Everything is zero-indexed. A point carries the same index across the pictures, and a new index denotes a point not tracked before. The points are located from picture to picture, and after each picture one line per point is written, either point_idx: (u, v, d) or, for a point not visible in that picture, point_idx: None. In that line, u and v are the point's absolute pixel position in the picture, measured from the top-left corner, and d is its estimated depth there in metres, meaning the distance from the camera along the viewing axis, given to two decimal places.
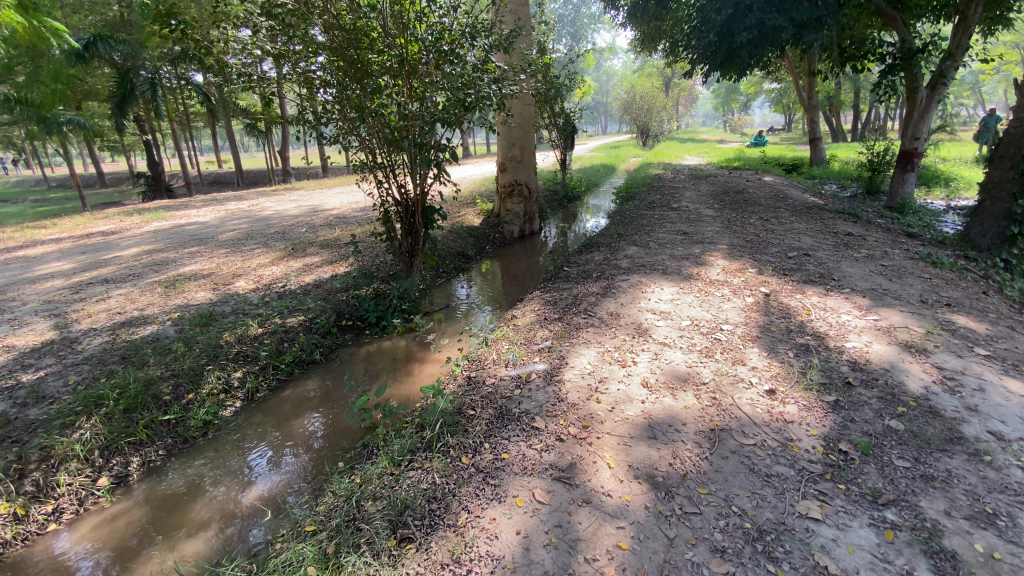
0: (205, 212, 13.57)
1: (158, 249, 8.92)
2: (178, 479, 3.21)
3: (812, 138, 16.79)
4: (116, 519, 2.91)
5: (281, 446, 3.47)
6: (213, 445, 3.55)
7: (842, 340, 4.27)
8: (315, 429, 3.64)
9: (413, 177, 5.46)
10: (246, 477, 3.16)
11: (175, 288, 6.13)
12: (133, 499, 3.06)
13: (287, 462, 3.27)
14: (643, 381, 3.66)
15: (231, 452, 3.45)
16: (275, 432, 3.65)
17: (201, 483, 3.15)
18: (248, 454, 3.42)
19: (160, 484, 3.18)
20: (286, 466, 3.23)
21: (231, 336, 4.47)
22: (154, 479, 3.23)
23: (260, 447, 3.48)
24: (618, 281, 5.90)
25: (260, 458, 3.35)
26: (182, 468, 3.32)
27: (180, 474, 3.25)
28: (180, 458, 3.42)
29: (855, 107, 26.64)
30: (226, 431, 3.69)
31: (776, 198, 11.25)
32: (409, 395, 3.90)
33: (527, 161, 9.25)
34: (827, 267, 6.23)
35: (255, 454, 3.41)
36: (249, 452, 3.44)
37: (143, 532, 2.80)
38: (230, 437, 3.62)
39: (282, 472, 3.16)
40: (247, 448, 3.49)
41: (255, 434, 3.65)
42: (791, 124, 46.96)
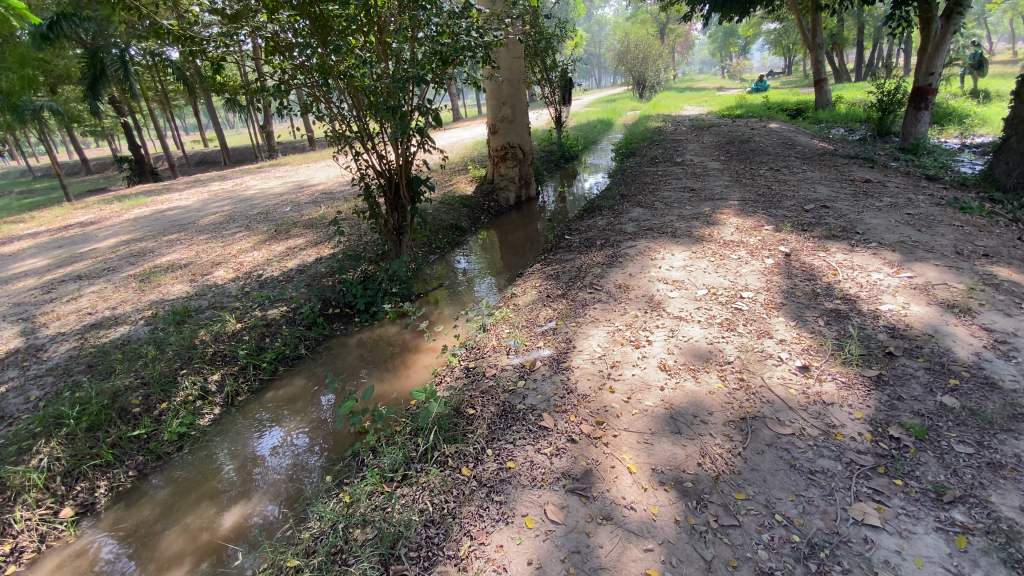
0: (188, 195, 12.98)
1: (136, 238, 8.48)
2: (194, 464, 3.20)
3: (816, 80, 15.87)
4: (136, 506, 2.92)
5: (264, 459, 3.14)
6: (215, 434, 3.46)
7: (874, 303, 3.87)
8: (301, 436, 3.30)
9: (394, 146, 4.96)
10: (255, 465, 3.10)
11: (150, 282, 5.72)
12: (151, 485, 3.06)
13: (296, 448, 3.18)
14: (661, 363, 3.29)
15: (232, 445, 3.33)
16: (256, 442, 3.32)
17: (217, 468, 3.14)
18: (253, 441, 3.34)
19: (176, 469, 3.17)
20: (295, 452, 3.15)
21: (206, 335, 4.11)
22: (168, 465, 3.22)
23: (268, 431, 3.42)
24: (624, 248, 5.46)
25: (270, 443, 3.29)
26: (194, 453, 3.29)
27: (194, 459, 3.24)
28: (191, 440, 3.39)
29: (859, 44, 25.39)
30: (203, 444, 3.37)
31: (784, 146, 10.65)
32: (401, 395, 3.54)
33: (519, 121, 8.64)
34: (848, 219, 5.76)
35: (267, 436, 3.37)
36: (254, 439, 3.36)
37: (160, 519, 2.79)
38: (232, 426, 3.52)
39: (288, 463, 3.06)
40: (252, 435, 3.40)
41: (252, 426, 3.49)
42: (791, 67, 45.10)
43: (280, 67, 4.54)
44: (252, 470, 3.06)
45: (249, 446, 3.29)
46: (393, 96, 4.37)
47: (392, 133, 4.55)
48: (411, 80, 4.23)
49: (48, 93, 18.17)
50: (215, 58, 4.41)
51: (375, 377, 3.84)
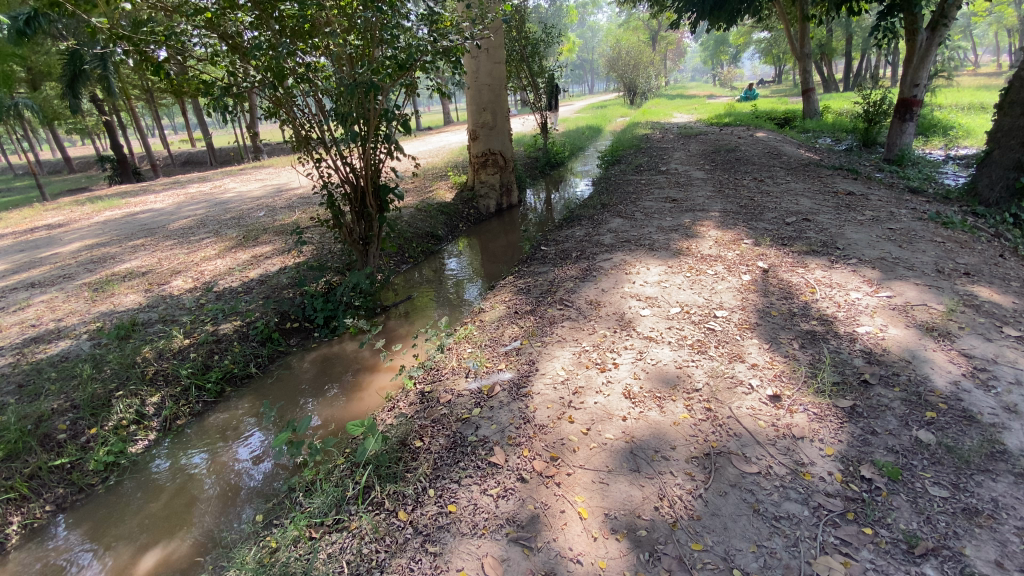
0: (164, 197, 12.62)
1: (101, 243, 8.15)
2: (173, 468, 3.17)
3: (803, 89, 15.87)
4: (112, 506, 2.91)
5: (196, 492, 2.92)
6: (192, 441, 3.42)
7: (851, 324, 3.71)
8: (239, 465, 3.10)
9: (360, 153, 4.72)
10: (225, 474, 3.04)
11: (104, 292, 5.45)
12: (129, 486, 3.06)
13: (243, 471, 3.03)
14: (625, 390, 3.08)
15: (203, 454, 3.26)
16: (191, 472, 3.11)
17: (194, 472, 3.11)
18: (226, 450, 3.27)
19: (155, 472, 3.16)
20: (255, 468, 3.04)
21: (149, 352, 3.86)
22: (147, 468, 3.20)
23: (245, 438, 3.36)
24: (599, 262, 5.28)
25: (247, 451, 3.24)
26: (173, 457, 3.27)
27: (173, 463, 3.21)
28: (171, 446, 3.37)
29: (847, 55, 25.55)
30: (134, 474, 3.15)
31: (769, 155, 10.57)
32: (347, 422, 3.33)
33: (500, 127, 8.45)
34: (829, 233, 5.63)
35: (246, 442, 3.33)
36: (228, 448, 3.29)
37: (133, 523, 2.77)
38: (201, 436, 3.44)
39: (252, 476, 2.97)
40: (227, 443, 3.34)
41: (221, 437, 3.41)
42: (781, 76, 45.46)
43: (229, 69, 4.20)
44: (223, 478, 3.00)
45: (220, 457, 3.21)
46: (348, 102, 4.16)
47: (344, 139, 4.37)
48: (363, 85, 3.99)
49: (27, 90, 17.72)
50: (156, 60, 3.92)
51: (325, 402, 3.63)
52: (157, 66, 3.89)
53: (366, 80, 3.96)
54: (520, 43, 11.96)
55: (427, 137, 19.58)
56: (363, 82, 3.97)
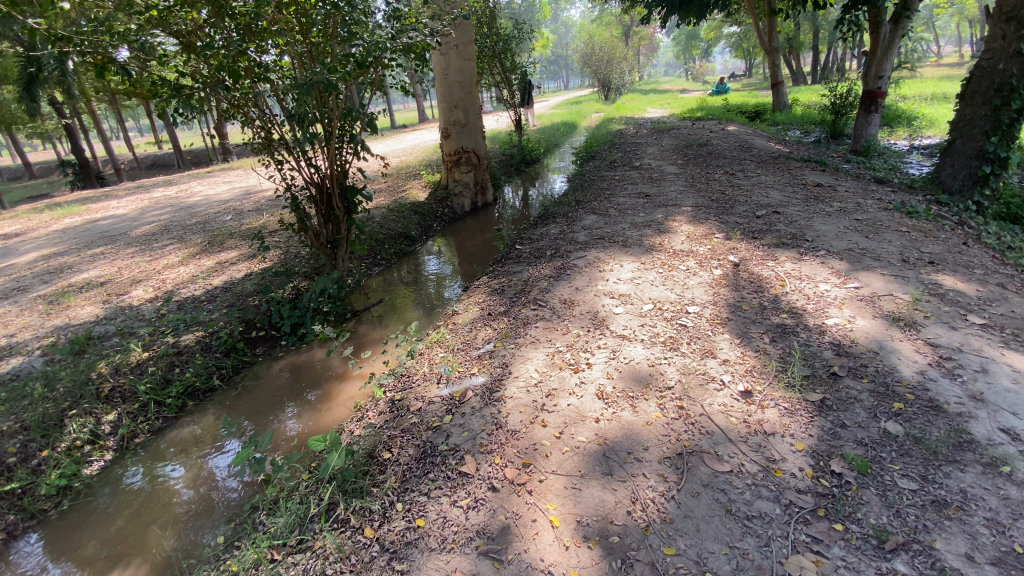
0: (127, 202, 12.17)
1: (57, 252, 7.80)
2: (149, 479, 3.10)
3: (772, 83, 16.12)
4: (86, 520, 2.84)
5: (155, 515, 2.79)
6: (151, 461, 3.26)
7: (821, 317, 3.74)
8: (200, 485, 2.96)
9: (324, 153, 4.59)
10: (187, 495, 2.90)
11: (59, 304, 5.20)
12: (103, 499, 2.98)
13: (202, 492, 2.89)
14: (598, 390, 3.04)
15: (178, 465, 3.19)
16: (151, 494, 2.97)
17: (171, 482, 3.04)
18: (200, 461, 3.20)
19: (131, 484, 3.08)
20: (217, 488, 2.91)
21: (104, 367, 3.68)
22: (121, 479, 3.12)
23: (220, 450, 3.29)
24: (573, 259, 5.24)
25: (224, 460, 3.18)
26: (141, 474, 3.14)
27: (149, 473, 3.14)
28: (138, 463, 3.24)
29: (814, 48, 26.05)
30: (90, 498, 3.00)
31: (740, 148, 10.69)
32: (313, 434, 3.24)
33: (472, 125, 8.34)
34: (799, 225, 5.70)
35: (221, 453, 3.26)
36: (202, 459, 3.22)
37: (107, 537, 2.70)
38: (171, 448, 3.35)
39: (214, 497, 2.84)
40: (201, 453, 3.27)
41: (189, 453, 3.29)
42: (751, 69, 46.18)
43: (178, 69, 3.96)
44: (201, 488, 2.94)
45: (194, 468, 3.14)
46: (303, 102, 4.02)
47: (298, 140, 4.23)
48: (319, 84, 3.83)
49: None
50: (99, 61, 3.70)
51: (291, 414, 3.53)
52: (101, 67, 3.65)
53: (322, 77, 3.81)
54: (492, 39, 11.84)
55: (401, 135, 19.31)
56: (318, 80, 3.81)
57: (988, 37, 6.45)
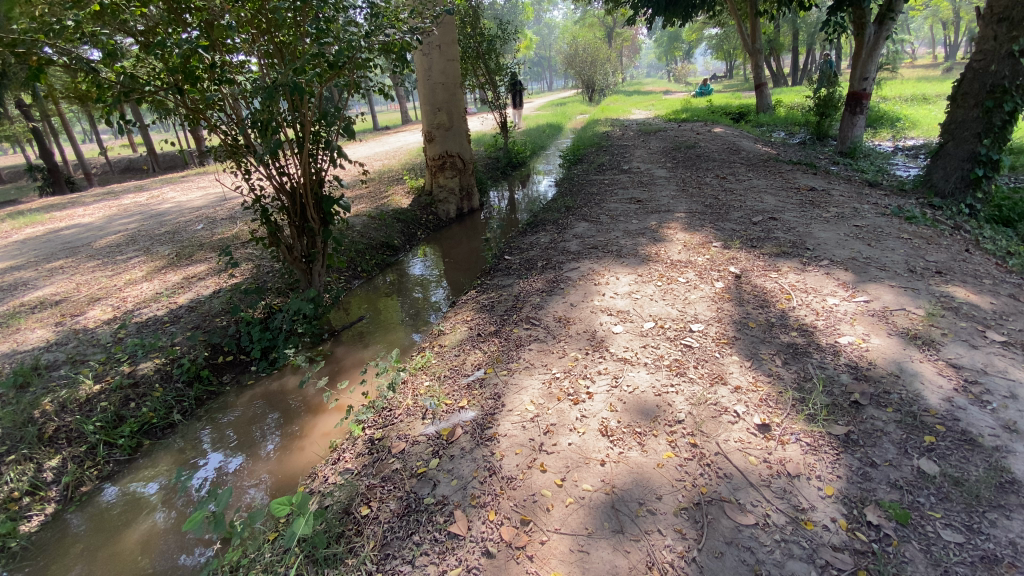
0: (94, 210, 11.56)
1: (14, 265, 7.25)
2: (128, 499, 2.98)
3: (756, 84, 16.07)
4: (61, 545, 2.69)
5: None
6: (103, 510, 2.91)
7: (833, 335, 3.51)
8: (157, 543, 2.62)
9: (296, 160, 4.25)
10: (139, 555, 2.56)
11: (7, 326, 4.73)
12: (80, 519, 2.85)
13: (161, 550, 2.56)
14: (602, 426, 2.75)
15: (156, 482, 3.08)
16: (100, 552, 2.63)
17: (140, 519, 2.81)
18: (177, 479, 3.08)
19: (109, 502, 2.96)
20: (174, 546, 2.57)
21: (49, 405, 3.27)
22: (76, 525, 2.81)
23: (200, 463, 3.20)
24: (566, 271, 4.95)
25: (205, 476, 3.07)
26: (89, 528, 2.79)
27: (108, 519, 2.84)
28: (86, 514, 2.88)
29: (795, 50, 26.23)
30: (29, 555, 2.63)
31: (729, 150, 10.54)
32: (278, 477, 2.93)
33: (457, 128, 8.01)
34: (797, 232, 5.50)
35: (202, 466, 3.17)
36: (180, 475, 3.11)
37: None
38: (124, 496, 2.99)
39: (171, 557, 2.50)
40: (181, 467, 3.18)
41: (143, 502, 2.93)
42: (732, 71, 46.54)
43: (128, 72, 3.48)
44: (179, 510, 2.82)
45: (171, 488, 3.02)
46: (265, 109, 3.72)
47: (263, 149, 3.89)
48: (284, 88, 3.55)
49: None
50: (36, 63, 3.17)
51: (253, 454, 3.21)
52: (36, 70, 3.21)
53: (288, 80, 3.52)
54: (476, 40, 11.55)
55: (384, 137, 18.86)
56: (283, 83, 3.52)
57: (980, 37, 6.31)
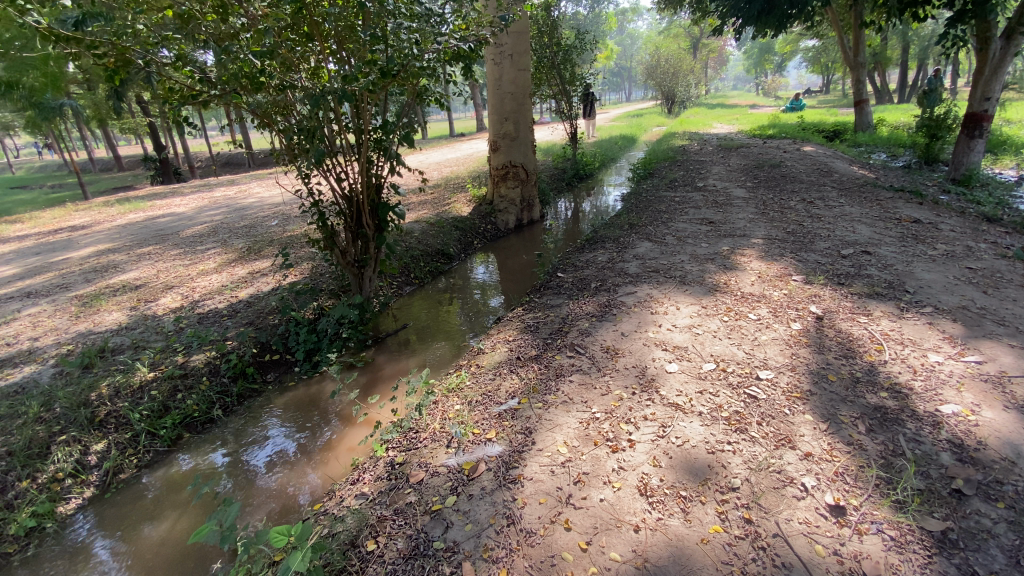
0: (189, 201, 12.51)
1: (111, 248, 7.92)
2: (197, 469, 3.18)
3: (856, 101, 14.74)
4: (135, 503, 2.94)
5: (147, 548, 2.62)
6: (174, 474, 3.15)
7: (932, 401, 2.95)
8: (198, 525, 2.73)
9: (353, 165, 4.24)
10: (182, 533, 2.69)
11: (90, 307, 5.10)
12: (152, 481, 3.10)
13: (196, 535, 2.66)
14: (641, 483, 2.44)
15: (222, 455, 3.29)
16: (154, 519, 2.82)
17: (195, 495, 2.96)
18: (240, 456, 3.27)
19: (182, 467, 3.20)
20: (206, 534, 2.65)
21: (105, 388, 3.42)
22: (150, 484, 3.08)
23: (260, 445, 3.37)
24: (621, 296, 4.62)
25: (263, 459, 3.23)
26: (160, 489, 3.04)
27: (174, 485, 3.05)
28: (161, 475, 3.15)
29: (903, 65, 23.92)
30: (111, 501, 2.95)
31: (819, 172, 9.65)
32: (316, 479, 2.97)
33: (523, 138, 7.88)
34: (894, 271, 4.82)
35: (262, 448, 3.34)
36: (243, 453, 3.30)
37: (129, 535, 2.72)
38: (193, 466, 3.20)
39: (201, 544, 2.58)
40: (243, 445, 3.37)
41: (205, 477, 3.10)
42: (830, 86, 43.31)
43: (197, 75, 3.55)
44: (237, 487, 2.99)
45: (235, 464, 3.21)
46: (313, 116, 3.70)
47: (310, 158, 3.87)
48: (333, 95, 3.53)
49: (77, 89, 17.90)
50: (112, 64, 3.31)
51: (295, 452, 3.26)
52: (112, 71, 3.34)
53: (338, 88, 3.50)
54: (552, 49, 11.46)
55: (457, 144, 19.15)
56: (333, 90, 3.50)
57: None
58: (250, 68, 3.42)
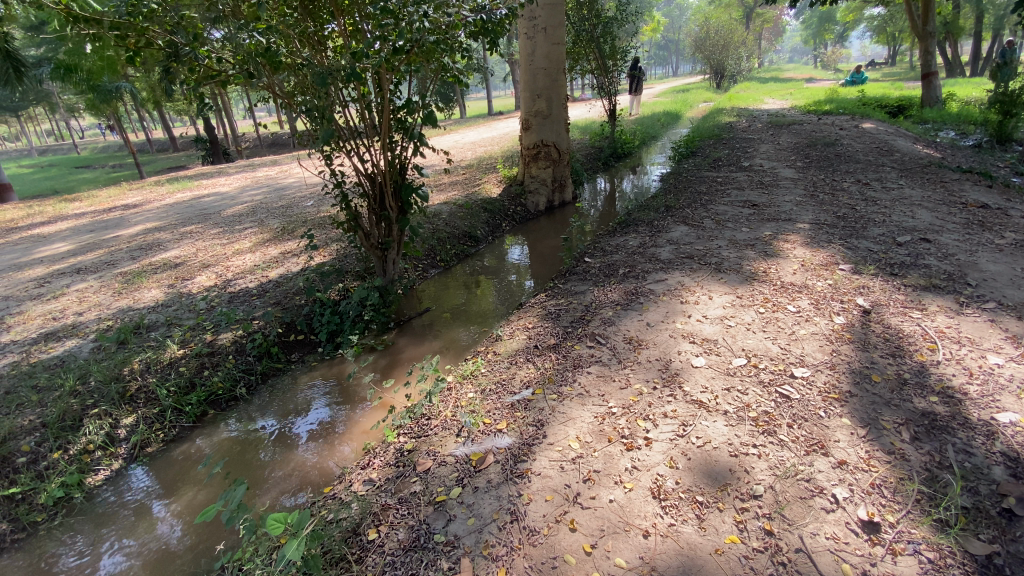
0: (234, 181, 12.89)
1: (158, 227, 8.26)
2: (242, 436, 3.35)
3: (924, 73, 13.53)
4: (187, 461, 3.17)
5: (189, 507, 2.80)
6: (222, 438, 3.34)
7: (989, 408, 2.67)
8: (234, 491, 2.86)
9: (375, 146, 4.17)
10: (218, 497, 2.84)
11: (132, 284, 5.33)
12: (205, 441, 3.32)
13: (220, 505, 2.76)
14: (655, 486, 2.30)
15: (271, 421, 3.47)
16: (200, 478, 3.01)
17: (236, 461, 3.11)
18: (284, 425, 3.43)
19: (228, 432, 3.39)
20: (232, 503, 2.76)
21: (136, 364, 3.57)
22: (200, 445, 3.29)
23: (304, 414, 3.51)
24: (649, 283, 4.42)
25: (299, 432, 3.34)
26: (209, 450, 3.24)
27: (220, 449, 3.24)
28: (211, 437, 3.35)
29: (982, 32, 21.78)
30: (168, 458, 3.20)
31: (878, 151, 8.93)
32: (339, 458, 3.00)
33: (556, 116, 7.64)
34: (955, 261, 4.39)
35: (304, 419, 3.48)
36: (289, 421, 3.46)
37: (178, 492, 2.93)
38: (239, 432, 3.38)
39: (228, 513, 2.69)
40: (291, 413, 3.53)
41: (248, 444, 3.26)
42: (896, 56, 40.06)
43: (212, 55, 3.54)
44: (277, 455, 3.13)
45: (281, 431, 3.37)
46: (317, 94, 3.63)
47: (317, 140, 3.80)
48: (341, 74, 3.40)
49: None
50: (130, 45, 3.34)
51: (326, 428, 3.34)
52: (133, 52, 3.38)
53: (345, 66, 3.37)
54: (591, 22, 11.02)
55: (494, 123, 18.89)
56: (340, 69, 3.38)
57: None
58: (254, 46, 3.36)
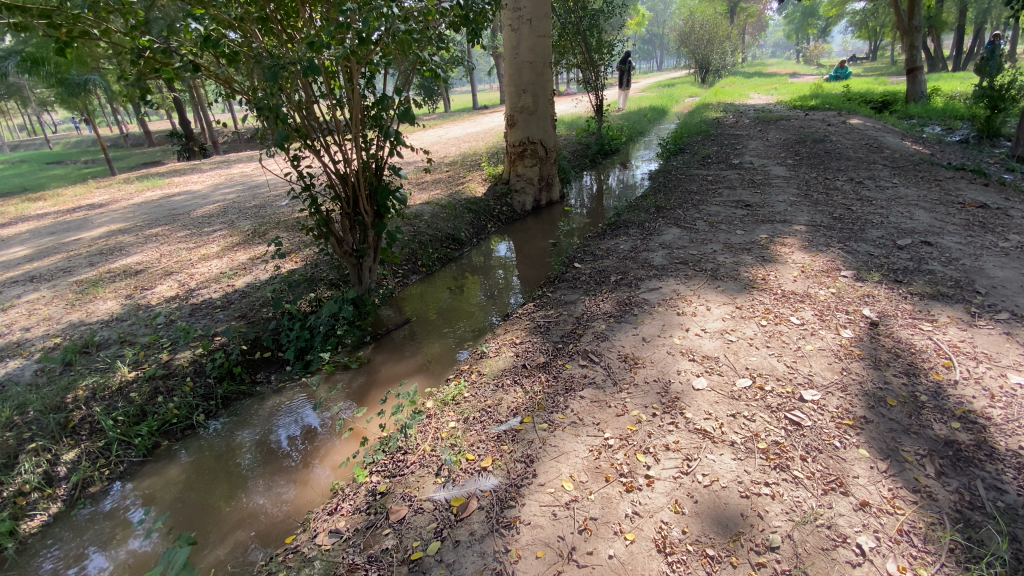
0: (207, 179, 12.33)
1: (121, 229, 7.75)
2: (222, 450, 3.18)
3: (909, 68, 13.46)
4: (165, 475, 3.01)
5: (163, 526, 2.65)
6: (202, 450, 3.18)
7: (1016, 436, 2.45)
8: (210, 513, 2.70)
9: (347, 145, 3.82)
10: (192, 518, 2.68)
11: (87, 294, 4.91)
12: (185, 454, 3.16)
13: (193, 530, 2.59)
14: (659, 538, 2.03)
15: (248, 436, 3.27)
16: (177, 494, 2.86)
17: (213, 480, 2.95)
18: (260, 441, 3.23)
19: (208, 446, 3.22)
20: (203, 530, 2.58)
21: (82, 390, 3.21)
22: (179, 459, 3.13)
23: (283, 430, 3.31)
24: (643, 291, 4.16)
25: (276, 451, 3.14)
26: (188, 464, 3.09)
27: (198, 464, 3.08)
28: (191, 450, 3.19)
29: (962, 27, 21.88)
30: (146, 471, 3.05)
31: (868, 147, 8.79)
32: (311, 490, 2.76)
33: (542, 112, 7.34)
34: (960, 266, 4.20)
35: (281, 435, 3.27)
36: (265, 437, 3.26)
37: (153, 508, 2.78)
38: (220, 445, 3.22)
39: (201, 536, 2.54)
40: (266, 431, 3.30)
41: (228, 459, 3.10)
42: (877, 51, 40.35)
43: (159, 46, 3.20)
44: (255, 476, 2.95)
45: (257, 449, 3.17)
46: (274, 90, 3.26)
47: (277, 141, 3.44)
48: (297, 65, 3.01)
49: None
50: (63, 34, 2.99)
51: (296, 456, 3.07)
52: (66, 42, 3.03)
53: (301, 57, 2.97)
54: (577, 14, 10.71)
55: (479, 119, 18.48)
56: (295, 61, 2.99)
57: None
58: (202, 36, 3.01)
